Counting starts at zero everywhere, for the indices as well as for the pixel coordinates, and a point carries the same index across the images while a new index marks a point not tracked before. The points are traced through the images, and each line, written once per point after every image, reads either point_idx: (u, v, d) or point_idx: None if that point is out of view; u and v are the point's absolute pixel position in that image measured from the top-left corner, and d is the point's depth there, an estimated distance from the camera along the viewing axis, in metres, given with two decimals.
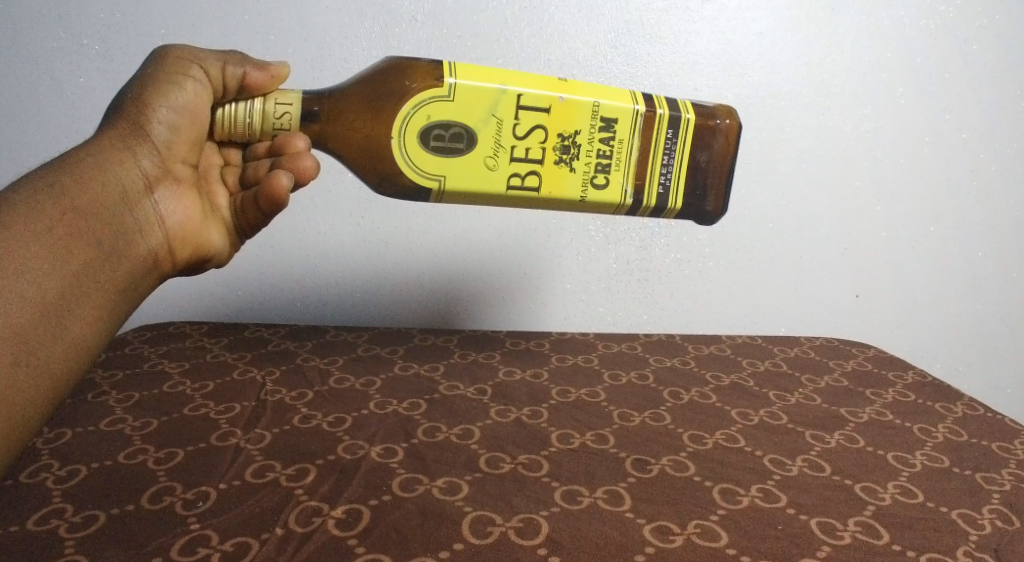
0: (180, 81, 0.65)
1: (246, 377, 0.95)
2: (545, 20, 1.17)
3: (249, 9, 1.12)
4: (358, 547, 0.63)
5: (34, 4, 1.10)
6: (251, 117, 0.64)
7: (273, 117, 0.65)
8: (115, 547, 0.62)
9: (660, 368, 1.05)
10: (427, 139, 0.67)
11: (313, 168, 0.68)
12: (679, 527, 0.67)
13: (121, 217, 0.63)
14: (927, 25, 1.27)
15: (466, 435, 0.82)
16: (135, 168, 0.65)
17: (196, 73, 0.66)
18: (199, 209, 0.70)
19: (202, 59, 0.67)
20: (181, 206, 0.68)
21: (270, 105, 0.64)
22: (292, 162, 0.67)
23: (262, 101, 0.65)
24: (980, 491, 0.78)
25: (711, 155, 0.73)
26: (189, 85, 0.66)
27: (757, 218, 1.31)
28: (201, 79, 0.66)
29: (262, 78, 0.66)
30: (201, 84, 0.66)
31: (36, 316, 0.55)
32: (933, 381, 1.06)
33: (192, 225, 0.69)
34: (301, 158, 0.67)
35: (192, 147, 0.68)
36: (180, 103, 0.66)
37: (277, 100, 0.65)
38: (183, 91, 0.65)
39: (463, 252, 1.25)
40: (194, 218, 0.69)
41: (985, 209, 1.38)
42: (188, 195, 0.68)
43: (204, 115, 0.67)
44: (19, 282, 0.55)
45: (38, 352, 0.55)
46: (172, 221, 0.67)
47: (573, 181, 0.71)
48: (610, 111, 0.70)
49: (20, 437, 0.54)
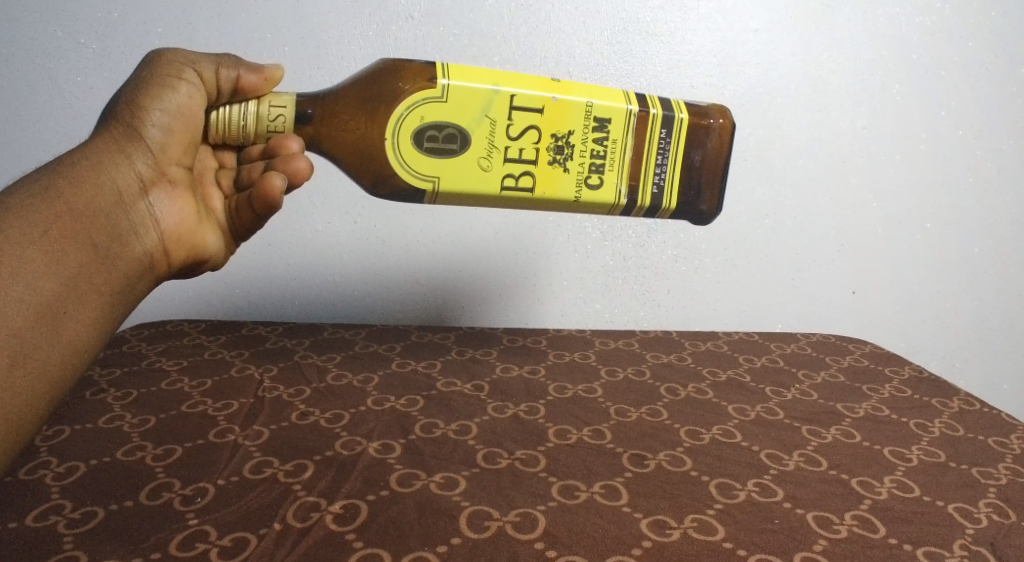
0: (173, 84, 0.65)
1: (243, 373, 0.95)
2: (542, 19, 1.17)
3: (245, 7, 1.12)
4: (355, 542, 0.63)
5: (32, 3, 1.10)
6: (245, 119, 0.65)
7: (267, 119, 0.65)
8: (113, 543, 0.62)
9: (656, 364, 1.06)
10: (420, 140, 0.68)
11: (306, 169, 0.68)
12: (676, 522, 0.68)
13: (116, 219, 0.63)
14: (924, 22, 1.27)
15: (464, 430, 0.82)
16: (130, 171, 0.65)
17: (189, 76, 0.66)
18: (194, 211, 0.70)
19: (196, 62, 0.67)
20: (175, 207, 0.68)
21: (264, 108, 0.65)
22: (285, 164, 0.68)
23: (256, 104, 0.65)
24: (977, 485, 0.78)
25: (705, 153, 0.73)
26: (183, 87, 0.65)
27: (754, 215, 1.31)
28: (194, 81, 0.66)
29: (255, 80, 0.67)
30: (194, 86, 0.66)
31: (33, 319, 0.56)
32: (930, 376, 1.07)
33: (187, 227, 0.69)
34: (294, 160, 0.68)
35: (186, 149, 0.68)
36: (174, 106, 0.66)
37: (271, 103, 0.65)
38: (176, 93, 0.65)
39: (460, 250, 1.25)
40: (188, 220, 0.69)
41: (982, 206, 1.38)
42: (182, 197, 0.69)
43: (198, 117, 0.67)
44: (17, 285, 0.55)
45: (35, 355, 0.55)
46: (166, 223, 0.67)
47: (568, 182, 0.71)
48: (604, 111, 0.70)
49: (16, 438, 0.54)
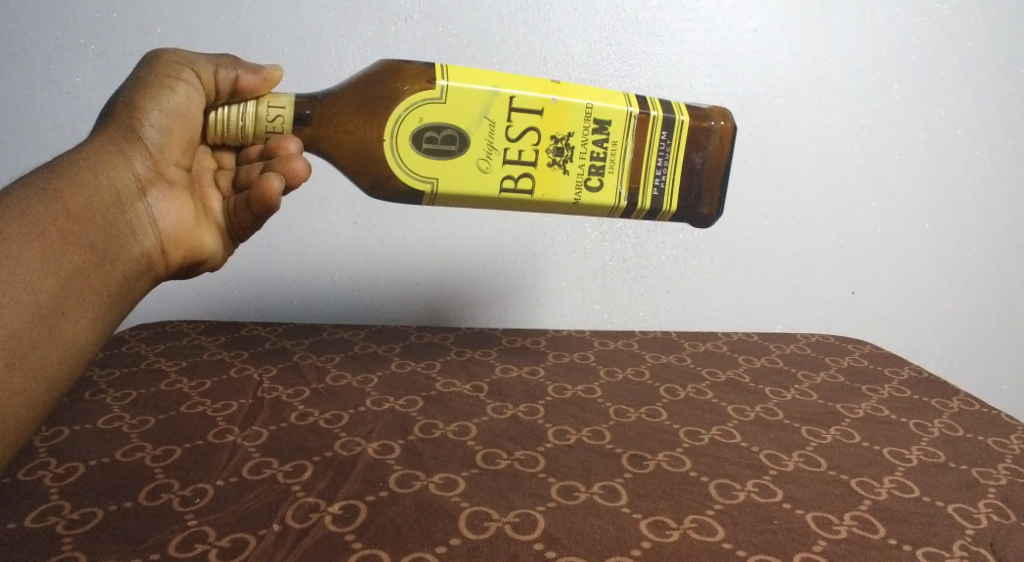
0: (172, 85, 0.65)
1: (243, 374, 0.95)
2: (541, 19, 1.17)
3: (244, 8, 1.12)
4: (354, 542, 0.63)
5: (31, 3, 1.10)
6: (244, 119, 0.65)
7: (266, 120, 0.65)
8: (112, 544, 0.62)
9: (655, 364, 1.06)
10: (419, 142, 0.68)
11: (304, 170, 0.68)
12: (675, 522, 0.68)
13: (115, 220, 0.63)
14: (923, 22, 1.27)
15: (463, 431, 0.82)
16: (129, 171, 0.65)
17: (188, 76, 0.66)
18: (193, 212, 0.70)
19: (195, 62, 0.67)
20: (174, 208, 0.68)
21: (262, 108, 0.65)
22: (283, 165, 0.67)
23: (255, 104, 0.65)
24: (977, 485, 0.78)
25: (705, 156, 0.73)
26: (182, 88, 0.65)
27: (753, 215, 1.31)
28: (193, 82, 0.66)
29: (253, 81, 0.67)
30: (193, 87, 0.66)
31: (32, 319, 0.56)
32: (929, 377, 1.07)
33: (185, 228, 0.69)
34: (292, 161, 0.67)
35: (185, 150, 0.68)
36: (173, 106, 0.66)
37: (269, 103, 0.65)
38: (175, 94, 0.65)
39: (459, 250, 1.25)
40: (187, 221, 0.69)
41: (981, 206, 1.38)
42: (180, 197, 0.69)
43: (196, 118, 0.67)
44: (16, 285, 0.55)
45: (34, 355, 0.55)
46: (165, 223, 0.67)
47: (567, 183, 0.71)
48: (604, 114, 0.70)
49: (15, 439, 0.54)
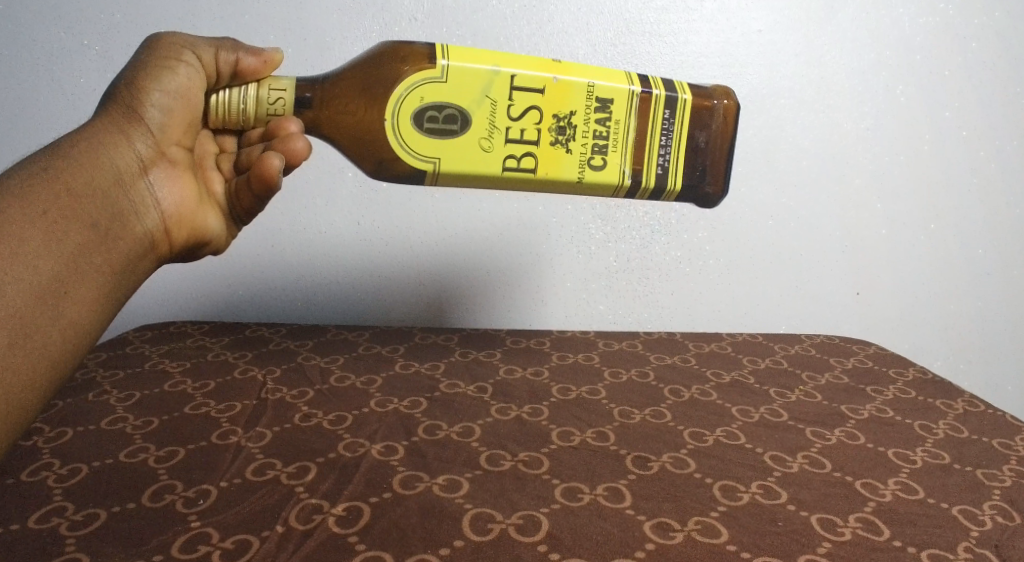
0: (173, 66, 0.65)
1: (246, 376, 0.95)
2: (545, 19, 1.17)
3: (248, 9, 1.13)
4: (358, 544, 0.63)
5: (35, 4, 1.11)
6: (245, 103, 0.65)
7: (267, 103, 0.65)
8: (114, 546, 0.62)
9: (660, 366, 1.05)
10: (421, 122, 0.68)
11: (305, 149, 0.67)
12: (679, 524, 0.67)
13: (117, 200, 0.63)
14: (927, 22, 1.27)
15: (467, 432, 0.82)
16: (130, 151, 0.65)
17: (188, 57, 0.66)
18: (195, 193, 0.70)
19: (195, 45, 0.67)
20: (175, 189, 0.68)
21: (264, 92, 0.65)
22: (283, 144, 0.66)
23: (256, 88, 0.65)
24: (981, 487, 0.78)
25: (710, 135, 0.73)
26: (182, 68, 0.66)
27: (756, 219, 1.31)
28: (194, 63, 0.66)
29: (254, 63, 0.67)
30: (194, 69, 0.66)
31: (34, 300, 0.55)
32: (935, 378, 1.06)
33: (187, 209, 0.69)
34: (292, 140, 0.66)
35: (186, 130, 0.68)
36: (174, 87, 0.66)
37: (270, 86, 0.66)
38: (176, 75, 0.65)
39: (464, 248, 1.25)
40: (188, 202, 0.69)
41: (986, 207, 1.37)
42: (182, 178, 0.69)
43: (197, 99, 0.67)
44: (18, 266, 0.55)
45: (37, 335, 0.55)
46: (167, 204, 0.67)
47: (570, 163, 0.71)
48: (606, 92, 0.70)
49: (18, 419, 0.54)
